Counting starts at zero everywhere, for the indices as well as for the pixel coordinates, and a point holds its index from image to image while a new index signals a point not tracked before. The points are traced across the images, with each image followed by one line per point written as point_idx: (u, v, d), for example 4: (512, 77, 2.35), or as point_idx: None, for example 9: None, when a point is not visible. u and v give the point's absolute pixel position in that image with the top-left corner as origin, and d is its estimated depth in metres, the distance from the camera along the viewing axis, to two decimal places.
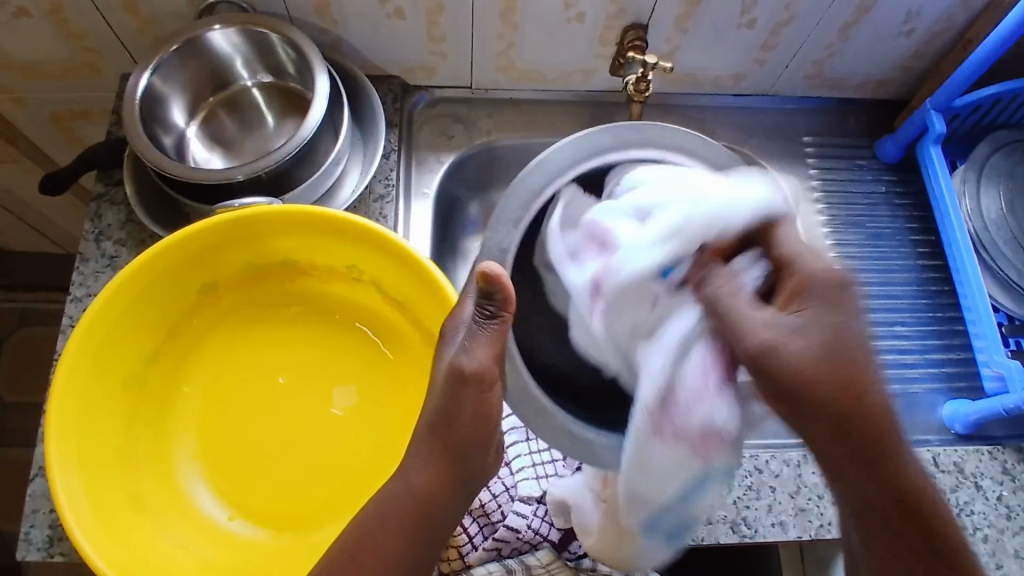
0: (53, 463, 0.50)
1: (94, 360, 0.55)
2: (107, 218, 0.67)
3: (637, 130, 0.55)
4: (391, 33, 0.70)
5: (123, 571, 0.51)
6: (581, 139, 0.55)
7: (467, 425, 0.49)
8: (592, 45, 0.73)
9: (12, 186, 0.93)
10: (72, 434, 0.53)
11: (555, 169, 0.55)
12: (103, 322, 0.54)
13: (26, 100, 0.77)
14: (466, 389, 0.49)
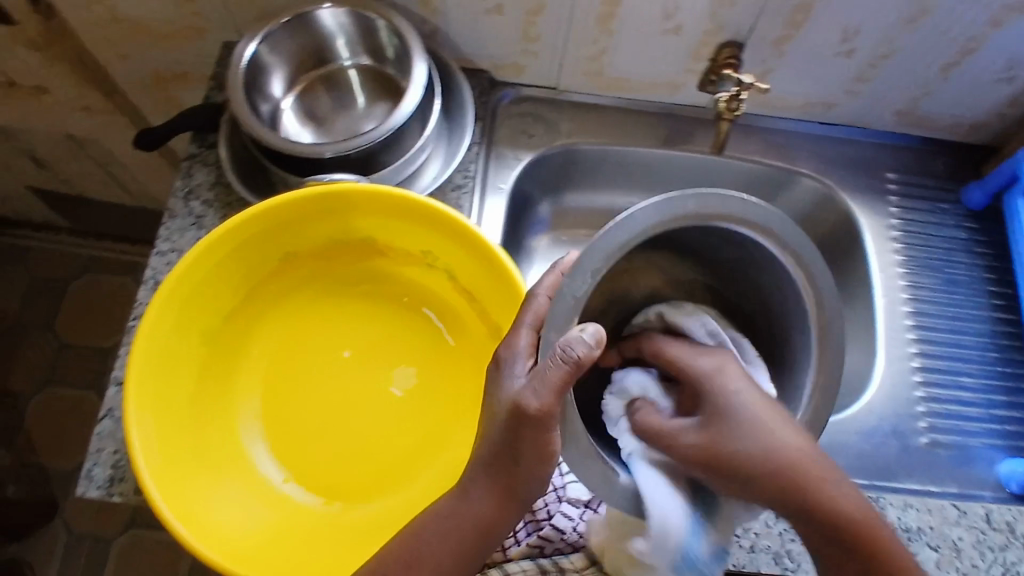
0: (130, 403, 0.52)
1: (176, 311, 0.57)
2: (197, 178, 0.69)
3: (725, 200, 0.49)
4: (487, 28, 0.71)
5: (182, 517, 0.52)
6: (667, 198, 0.47)
7: (524, 455, 0.46)
8: (686, 58, 0.73)
9: (102, 136, 0.97)
10: (150, 379, 0.55)
11: (636, 228, 0.47)
12: (191, 277, 0.56)
13: (130, 56, 0.80)
14: (528, 428, 0.45)
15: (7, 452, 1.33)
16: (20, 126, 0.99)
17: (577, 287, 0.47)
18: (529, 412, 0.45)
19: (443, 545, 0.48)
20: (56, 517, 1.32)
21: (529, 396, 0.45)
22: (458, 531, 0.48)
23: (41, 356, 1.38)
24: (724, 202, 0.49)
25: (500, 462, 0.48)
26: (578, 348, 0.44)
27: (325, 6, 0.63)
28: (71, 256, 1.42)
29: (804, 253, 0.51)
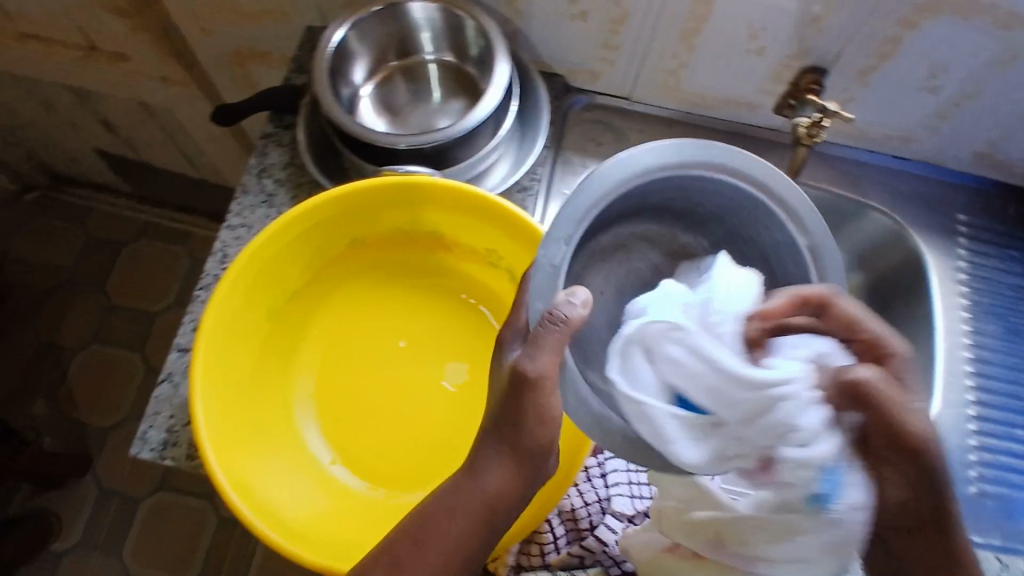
0: (197, 371, 0.53)
1: (247, 286, 0.58)
2: (271, 157, 0.71)
3: (697, 149, 0.48)
4: (570, 33, 0.71)
5: (237, 487, 0.53)
6: (622, 159, 0.47)
7: (526, 421, 0.45)
8: (765, 80, 0.72)
9: (174, 107, 0.99)
10: (217, 349, 0.56)
11: (607, 188, 0.47)
12: (264, 252, 0.58)
13: (214, 32, 0.81)
14: (528, 392, 0.44)
15: (49, 403, 1.38)
16: (98, 91, 1.02)
17: (566, 239, 0.45)
18: (528, 376, 0.44)
19: (454, 522, 0.46)
20: (88, 472, 1.36)
21: (530, 360, 0.44)
22: (465, 507, 0.46)
23: (91, 314, 1.43)
24: (712, 162, 0.49)
25: (508, 432, 0.46)
26: (571, 310, 0.43)
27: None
28: (128, 221, 1.48)
29: (792, 201, 0.49)
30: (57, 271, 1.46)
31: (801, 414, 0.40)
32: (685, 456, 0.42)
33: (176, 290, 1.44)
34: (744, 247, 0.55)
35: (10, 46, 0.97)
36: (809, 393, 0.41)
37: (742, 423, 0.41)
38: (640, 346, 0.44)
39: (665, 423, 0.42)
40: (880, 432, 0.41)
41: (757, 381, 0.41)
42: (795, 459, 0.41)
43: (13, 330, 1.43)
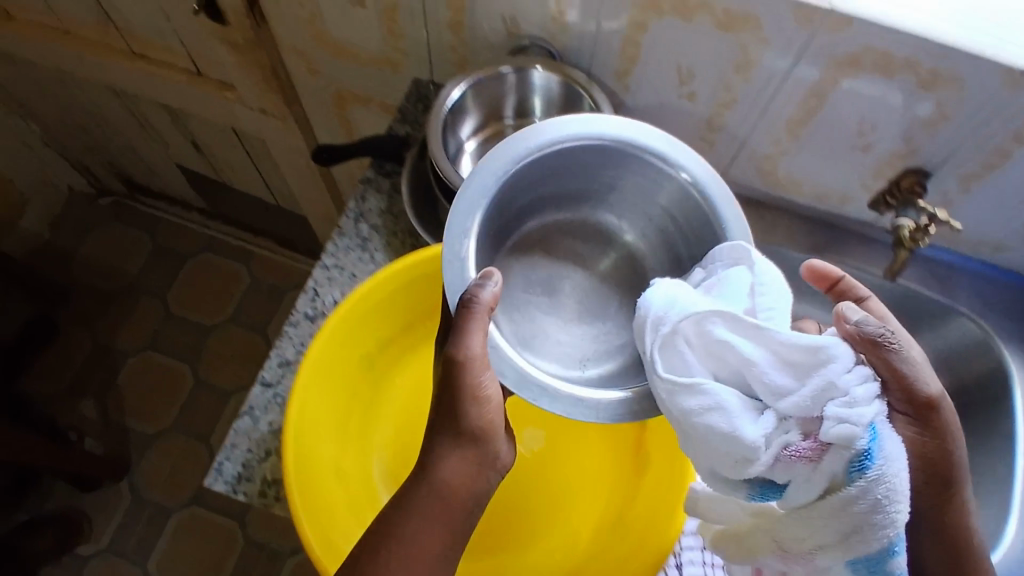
0: (292, 411, 0.54)
1: (348, 331, 0.59)
2: (370, 203, 0.73)
3: (560, 125, 0.53)
4: (674, 111, 0.73)
5: (318, 535, 0.53)
6: (497, 150, 0.52)
7: (457, 403, 0.47)
8: (865, 175, 0.73)
9: (265, 136, 1.02)
10: (313, 391, 0.57)
11: (487, 181, 0.52)
12: (364, 307, 0.59)
13: (321, 74, 0.84)
14: (467, 375, 0.46)
15: (97, 404, 1.41)
16: (193, 114, 1.05)
17: (465, 232, 0.51)
18: (465, 360, 0.46)
19: (417, 513, 0.47)
20: (125, 477, 1.37)
21: (454, 345, 0.47)
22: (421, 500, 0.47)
23: (150, 322, 1.48)
24: (584, 137, 0.54)
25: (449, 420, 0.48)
26: (483, 291, 0.47)
27: (540, 69, 0.65)
28: (196, 234, 1.56)
29: (670, 151, 0.54)
30: (121, 276, 1.51)
31: (842, 374, 0.42)
32: (741, 431, 0.42)
33: (231, 308, 1.50)
34: (643, 208, 0.61)
35: (115, 64, 1.01)
36: (846, 358, 0.43)
37: (789, 390, 0.42)
38: (686, 336, 0.46)
39: (722, 399, 0.43)
40: (899, 387, 0.45)
41: (803, 347, 0.42)
42: (839, 416, 0.41)
43: (72, 329, 1.46)
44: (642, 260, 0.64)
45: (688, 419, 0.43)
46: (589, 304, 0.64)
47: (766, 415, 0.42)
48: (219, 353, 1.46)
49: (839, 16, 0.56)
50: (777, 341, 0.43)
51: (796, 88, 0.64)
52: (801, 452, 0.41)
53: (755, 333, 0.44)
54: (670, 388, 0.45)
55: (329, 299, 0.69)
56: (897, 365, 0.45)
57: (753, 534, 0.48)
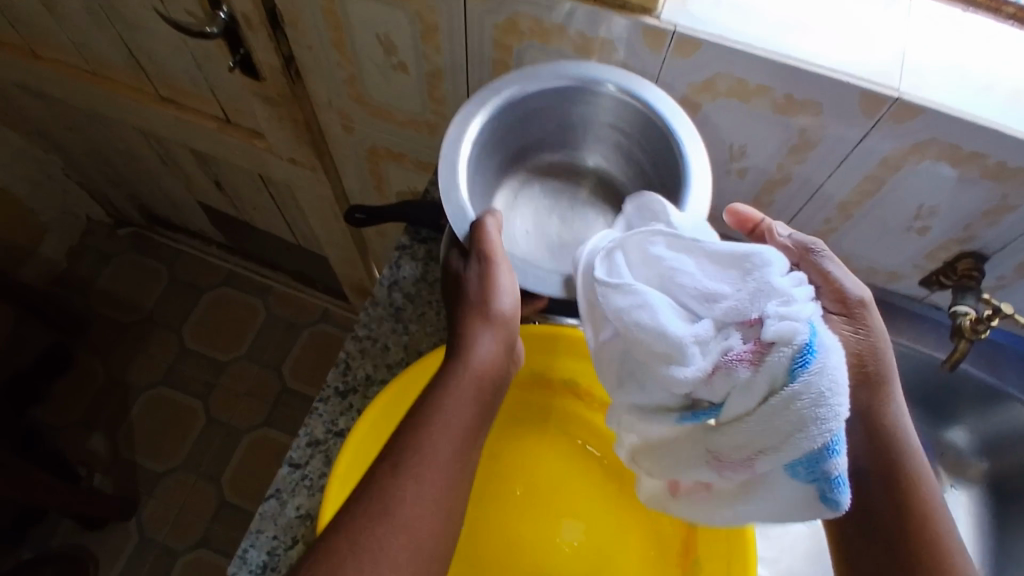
0: (331, 488, 0.52)
1: (393, 404, 0.57)
2: (404, 270, 0.71)
3: (520, 80, 0.57)
4: (721, 185, 0.71)
5: None
6: (465, 113, 0.56)
7: (484, 288, 0.48)
8: (918, 256, 0.70)
9: (292, 183, 1.00)
10: (353, 472, 0.54)
11: (459, 140, 0.54)
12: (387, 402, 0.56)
13: (355, 130, 0.82)
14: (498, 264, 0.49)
15: (107, 439, 1.39)
16: (220, 157, 1.04)
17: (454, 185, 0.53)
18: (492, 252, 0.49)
19: (455, 393, 0.45)
20: (133, 516, 1.34)
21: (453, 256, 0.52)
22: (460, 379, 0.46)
23: (164, 354, 1.46)
24: (532, 84, 0.57)
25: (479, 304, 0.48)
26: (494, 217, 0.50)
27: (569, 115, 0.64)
28: (214, 268, 1.55)
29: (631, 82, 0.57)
30: (136, 307, 1.51)
31: (776, 277, 0.38)
32: (667, 325, 0.39)
33: (246, 343, 1.48)
34: (593, 131, 0.65)
35: (143, 107, 1.00)
36: (781, 263, 0.39)
37: (723, 293, 0.39)
38: (627, 249, 0.44)
39: (651, 297, 0.40)
40: (829, 289, 0.44)
41: (732, 254, 0.40)
42: (779, 313, 0.36)
43: (85, 360, 1.45)
44: (616, 178, 0.68)
45: (621, 318, 0.41)
46: (568, 229, 0.66)
47: (701, 322, 0.39)
48: (231, 389, 1.44)
49: (905, 107, 0.54)
50: (708, 252, 0.41)
51: (853, 168, 0.62)
52: (742, 357, 0.37)
53: (691, 246, 0.42)
54: (602, 293, 0.43)
55: (360, 374, 0.66)
56: (826, 268, 0.45)
57: (682, 452, 0.42)
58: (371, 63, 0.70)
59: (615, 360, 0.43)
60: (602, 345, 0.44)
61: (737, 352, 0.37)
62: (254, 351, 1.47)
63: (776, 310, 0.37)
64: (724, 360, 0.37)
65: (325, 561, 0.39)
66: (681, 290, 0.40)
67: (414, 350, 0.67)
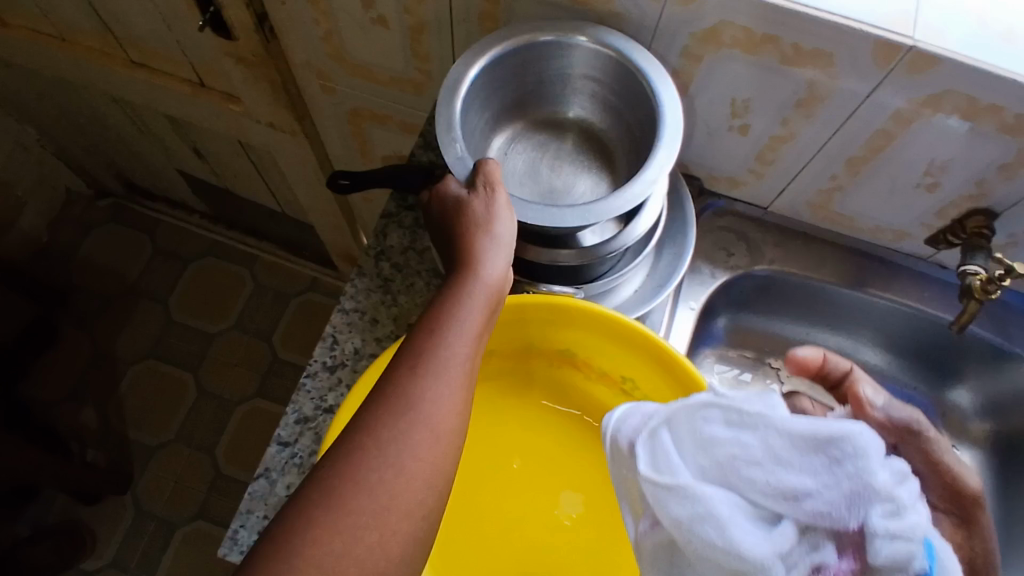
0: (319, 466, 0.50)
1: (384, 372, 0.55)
2: (391, 238, 0.68)
3: (507, 36, 0.57)
4: (722, 142, 0.67)
5: None
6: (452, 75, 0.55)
7: (485, 211, 0.49)
8: (927, 214, 0.67)
9: (274, 149, 0.96)
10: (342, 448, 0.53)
11: (447, 100, 0.54)
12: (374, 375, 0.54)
13: (336, 91, 0.78)
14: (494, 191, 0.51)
15: (98, 413, 1.37)
16: (198, 123, 1.00)
17: (451, 138, 0.53)
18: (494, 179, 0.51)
19: (466, 304, 0.46)
20: (128, 490, 1.32)
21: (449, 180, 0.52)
22: (473, 291, 0.46)
23: (151, 327, 1.44)
24: (516, 40, 0.56)
25: (484, 222, 0.49)
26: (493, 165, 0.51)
27: (556, 73, 0.62)
28: (198, 238, 1.51)
29: (612, 39, 0.56)
30: (120, 279, 1.47)
31: (878, 471, 0.36)
32: (741, 544, 0.36)
33: (235, 313, 1.45)
34: (572, 87, 0.64)
35: (113, 70, 0.95)
36: (874, 447, 0.36)
37: (807, 489, 0.36)
38: (677, 431, 0.43)
39: (714, 507, 0.38)
40: (935, 472, 0.53)
41: (815, 437, 0.37)
42: (890, 531, 0.34)
43: (72, 334, 1.42)
44: (599, 134, 0.67)
45: (680, 529, 0.39)
46: (561, 175, 0.66)
47: (783, 528, 0.37)
48: (222, 360, 1.41)
49: (920, 55, 0.50)
50: (783, 433, 0.38)
51: (863, 123, 0.59)
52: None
53: (755, 424, 0.40)
54: (655, 493, 0.41)
55: (348, 347, 0.64)
56: (928, 449, 0.53)
57: None
58: (349, 18, 0.66)
59: (664, 554, 0.42)
60: (643, 532, 0.43)
61: None
62: (244, 321, 1.44)
63: (883, 529, 0.34)
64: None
65: (349, 454, 0.39)
66: (756, 486, 0.38)
67: (404, 322, 0.65)
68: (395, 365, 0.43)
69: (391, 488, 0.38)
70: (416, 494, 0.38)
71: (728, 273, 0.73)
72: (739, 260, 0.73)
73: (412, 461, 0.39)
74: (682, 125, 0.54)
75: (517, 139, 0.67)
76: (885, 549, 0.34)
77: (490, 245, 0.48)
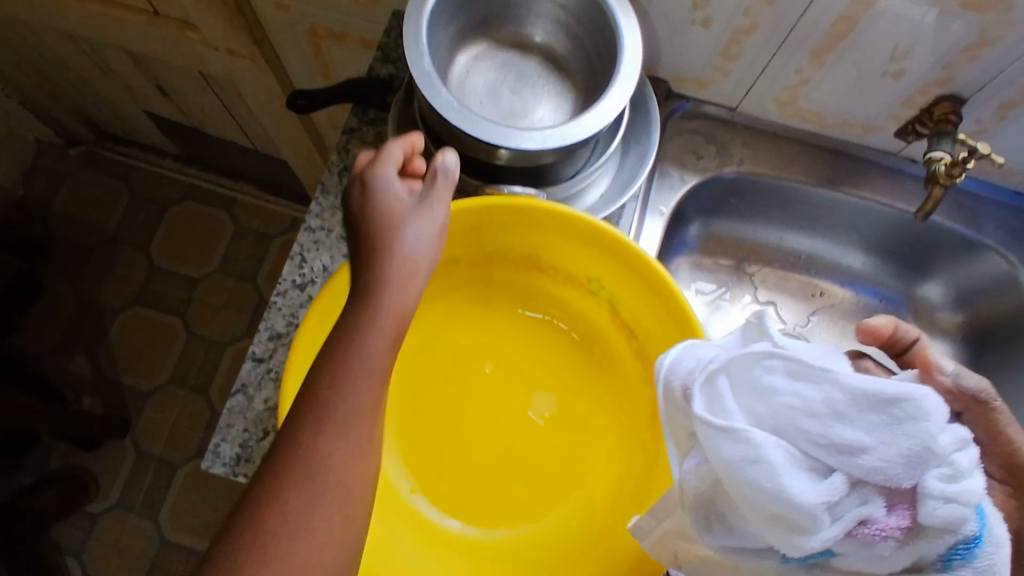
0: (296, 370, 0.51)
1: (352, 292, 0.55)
2: (353, 155, 0.67)
3: None
4: (685, 39, 0.66)
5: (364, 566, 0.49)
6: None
7: (393, 230, 0.45)
8: (894, 104, 0.67)
9: (236, 79, 0.94)
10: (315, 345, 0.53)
11: (412, 18, 0.54)
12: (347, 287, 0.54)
13: (291, 9, 0.76)
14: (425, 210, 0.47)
15: (89, 361, 1.38)
16: (156, 57, 0.97)
17: (420, 56, 0.53)
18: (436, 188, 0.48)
19: (371, 336, 0.42)
20: (127, 434, 1.35)
21: (373, 166, 0.48)
22: (378, 314, 0.43)
23: (135, 275, 1.43)
24: None
25: (389, 233, 0.45)
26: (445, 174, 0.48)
27: None
28: (173, 183, 1.49)
29: None
30: (99, 229, 1.46)
31: (940, 435, 0.35)
32: (791, 489, 0.36)
33: (218, 256, 1.44)
34: (535, 9, 0.62)
35: (63, 4, 0.92)
36: (938, 412, 0.36)
37: (864, 445, 0.36)
38: (731, 372, 0.41)
39: (770, 453, 0.37)
40: (997, 447, 0.46)
41: (877, 396, 0.37)
42: (946, 495, 0.35)
43: (56, 284, 1.42)
44: (558, 58, 0.65)
45: (729, 471, 0.38)
46: (520, 93, 0.64)
47: (833, 478, 0.36)
48: (209, 303, 1.42)
49: None
50: (838, 385, 0.37)
51: (824, 10, 0.57)
52: (887, 531, 0.36)
53: (817, 376, 0.38)
54: (707, 435, 0.39)
55: (317, 265, 0.64)
56: (993, 419, 0.46)
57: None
58: None
59: (707, 491, 0.41)
60: (686, 471, 0.42)
61: (891, 544, 0.36)
62: (227, 264, 1.44)
63: (941, 493, 0.35)
64: (874, 532, 0.36)
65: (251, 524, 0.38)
66: (807, 436, 0.37)
67: None
68: (298, 411, 0.41)
69: (302, 555, 0.37)
70: (332, 558, 0.38)
71: (698, 176, 0.72)
72: (709, 162, 0.73)
73: (322, 523, 0.38)
74: (640, 55, 0.56)
75: (481, 55, 0.65)
76: (940, 515, 0.35)
77: (394, 269, 0.45)
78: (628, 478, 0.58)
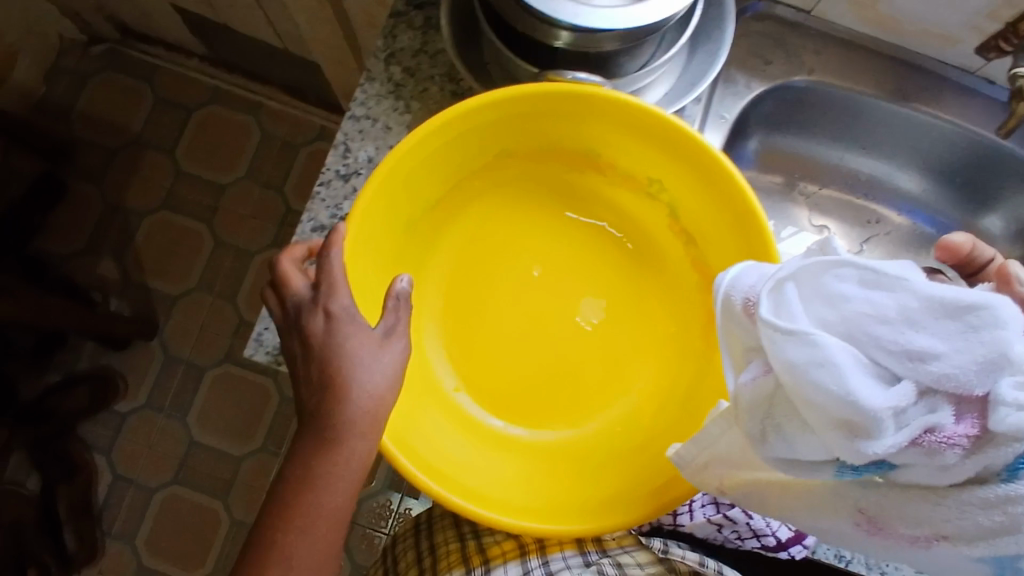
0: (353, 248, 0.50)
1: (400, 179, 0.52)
2: (401, 40, 0.63)
3: None
4: None
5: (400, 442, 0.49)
6: None
7: (351, 370, 0.46)
8: (978, 14, 0.62)
9: None
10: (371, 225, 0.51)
11: None
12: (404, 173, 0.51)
13: None
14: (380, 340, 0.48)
15: (117, 263, 1.38)
16: None
17: None
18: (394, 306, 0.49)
19: (334, 474, 0.45)
20: (155, 336, 1.36)
21: (336, 295, 0.47)
22: (334, 467, 0.45)
23: (161, 178, 1.41)
24: None
25: (347, 386, 0.45)
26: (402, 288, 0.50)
27: None
28: (199, 86, 1.45)
29: None
30: (124, 131, 1.43)
31: (1017, 342, 0.33)
32: (857, 394, 0.34)
33: (244, 164, 1.42)
34: None
35: None
36: (1015, 320, 0.33)
37: (937, 352, 0.34)
38: (799, 281, 0.39)
39: (839, 356, 0.36)
40: None
41: (952, 303, 0.34)
42: (1019, 402, 0.32)
43: (82, 185, 1.41)
44: None
45: (793, 374, 0.37)
46: None
47: (902, 387, 0.34)
48: (234, 211, 1.40)
49: None
50: (911, 291, 0.35)
51: None
52: (954, 439, 0.33)
53: (891, 284, 0.36)
54: (771, 338, 0.38)
55: (362, 156, 0.61)
56: None
57: (823, 491, 0.40)
58: None
59: (761, 404, 0.39)
60: (743, 383, 0.41)
61: (954, 455, 0.34)
62: (254, 172, 1.41)
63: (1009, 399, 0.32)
64: (932, 448, 0.34)
65: None
66: (874, 339, 0.35)
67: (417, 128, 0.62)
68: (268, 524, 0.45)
69: None
70: None
71: (764, 83, 0.68)
72: (777, 69, 0.69)
73: None
74: None
75: None
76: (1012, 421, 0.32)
77: (351, 418, 0.45)
78: (675, 385, 0.57)
